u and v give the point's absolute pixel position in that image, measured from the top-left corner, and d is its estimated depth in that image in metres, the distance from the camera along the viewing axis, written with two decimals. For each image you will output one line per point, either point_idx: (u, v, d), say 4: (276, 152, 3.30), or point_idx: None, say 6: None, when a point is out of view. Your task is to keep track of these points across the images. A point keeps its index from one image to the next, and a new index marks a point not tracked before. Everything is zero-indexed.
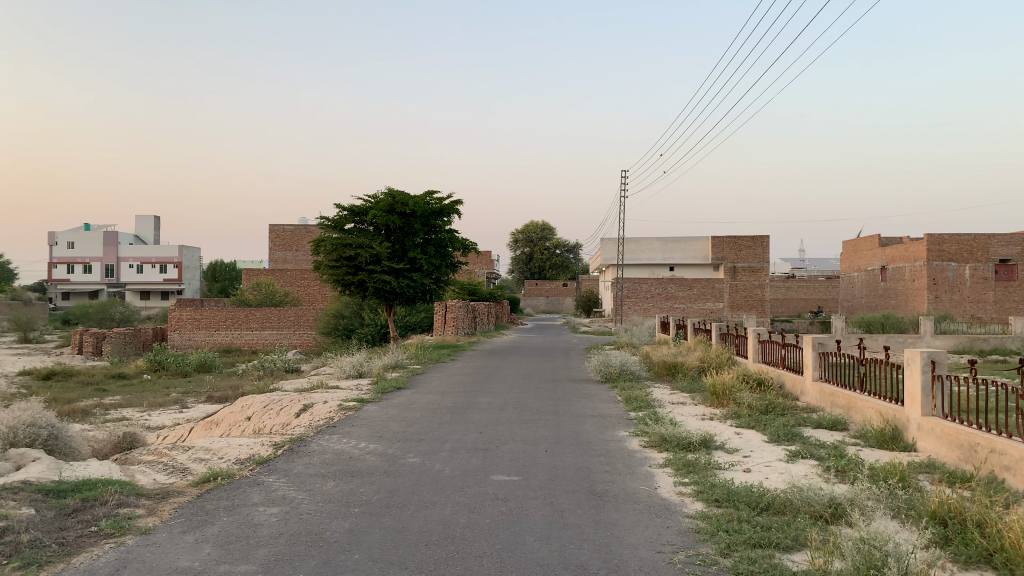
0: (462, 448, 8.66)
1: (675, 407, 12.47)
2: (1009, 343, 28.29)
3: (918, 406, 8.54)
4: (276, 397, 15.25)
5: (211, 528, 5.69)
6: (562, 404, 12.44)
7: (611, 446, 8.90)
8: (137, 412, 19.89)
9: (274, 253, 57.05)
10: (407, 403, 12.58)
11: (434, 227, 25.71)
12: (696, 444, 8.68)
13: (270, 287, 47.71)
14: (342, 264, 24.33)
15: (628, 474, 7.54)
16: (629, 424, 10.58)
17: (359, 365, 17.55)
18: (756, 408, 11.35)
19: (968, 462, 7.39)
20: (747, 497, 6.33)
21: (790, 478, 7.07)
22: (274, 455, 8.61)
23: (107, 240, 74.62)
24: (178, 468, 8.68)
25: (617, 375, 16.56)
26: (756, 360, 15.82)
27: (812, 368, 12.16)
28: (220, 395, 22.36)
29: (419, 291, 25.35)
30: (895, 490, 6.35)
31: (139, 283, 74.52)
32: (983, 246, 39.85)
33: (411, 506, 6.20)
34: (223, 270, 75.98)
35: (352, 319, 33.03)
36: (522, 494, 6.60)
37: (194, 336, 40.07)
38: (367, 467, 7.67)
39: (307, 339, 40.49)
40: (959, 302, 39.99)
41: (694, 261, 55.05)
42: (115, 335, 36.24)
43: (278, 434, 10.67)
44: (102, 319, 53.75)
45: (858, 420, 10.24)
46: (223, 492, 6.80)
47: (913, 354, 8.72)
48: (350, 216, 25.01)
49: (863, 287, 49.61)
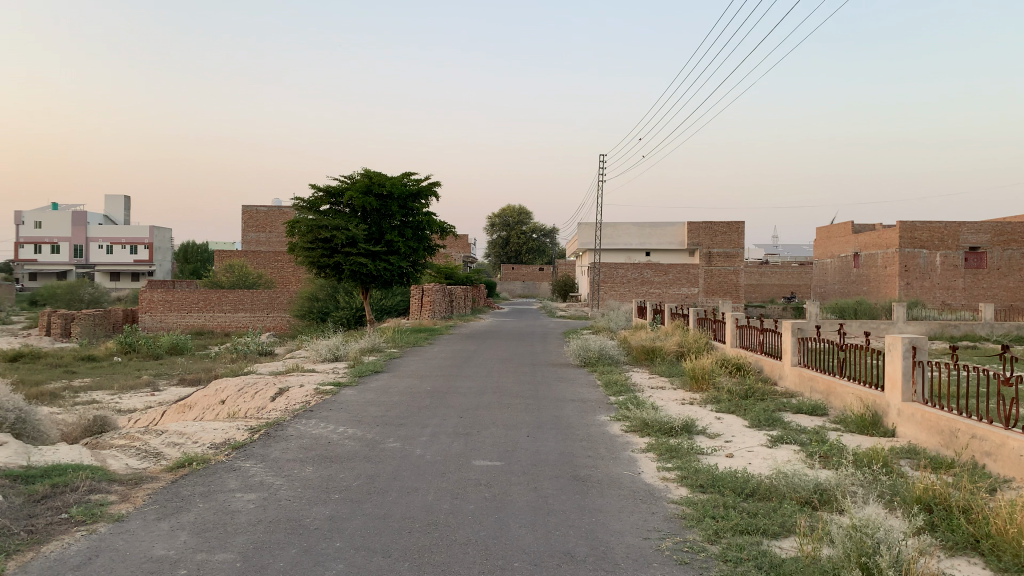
0: (442, 432, 8.55)
1: (654, 392, 12.43)
2: (979, 330, 28.69)
3: (899, 391, 8.56)
4: (251, 381, 15.02)
5: (186, 515, 5.53)
6: (541, 389, 12.37)
7: (592, 431, 8.82)
8: (108, 395, 19.56)
9: (248, 234, 56.34)
10: (385, 387, 12.42)
11: (412, 209, 25.46)
12: (678, 429, 8.64)
13: (243, 268, 47.15)
14: (318, 246, 24.00)
15: (611, 459, 7.47)
16: (609, 409, 10.53)
17: (335, 348, 17.37)
18: (736, 393, 11.35)
19: (949, 448, 7.41)
20: (732, 483, 6.29)
21: (773, 463, 7.04)
22: (251, 440, 8.44)
23: (76, 220, 73.32)
24: (151, 453, 8.48)
25: (596, 359, 16.53)
26: (734, 344, 15.84)
27: (791, 353, 12.19)
28: (193, 378, 22.05)
29: (395, 274, 25.15)
30: (878, 476, 6.34)
31: (109, 264, 73.39)
32: (954, 234, 40.36)
33: (393, 492, 6.08)
34: (195, 252, 75.00)
35: (327, 302, 32.67)
36: (505, 479, 6.50)
37: (165, 318, 39.50)
38: (347, 453, 7.52)
39: (281, 322, 40.12)
40: (929, 289, 40.50)
41: (670, 246, 55.28)
42: (84, 317, 35.61)
43: (254, 418, 10.48)
44: (71, 300, 52.87)
45: (837, 405, 10.27)
46: (198, 478, 6.62)
47: (893, 339, 8.72)
48: (326, 197, 24.67)
49: (835, 273, 50.11)
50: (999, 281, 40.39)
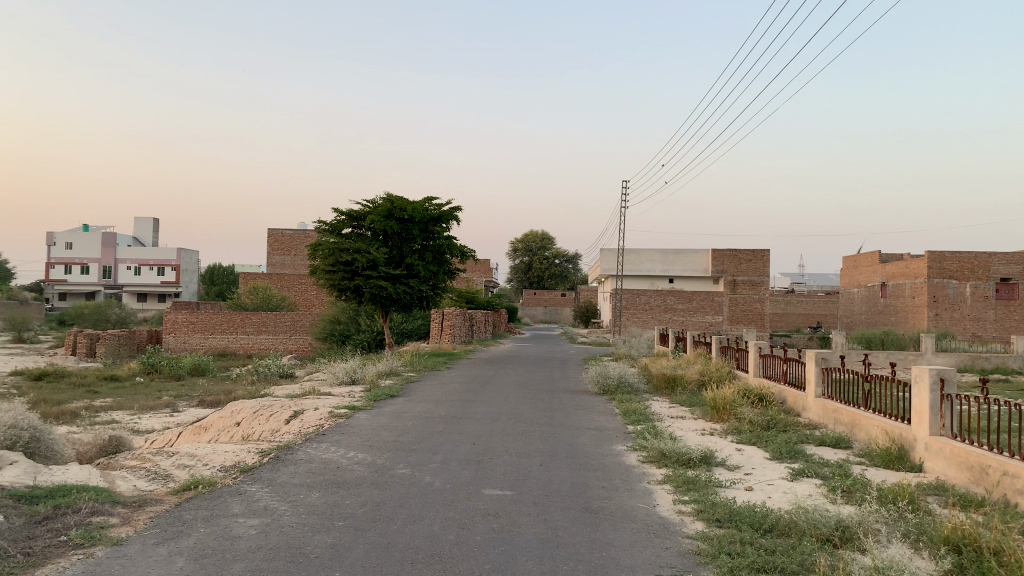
0: (453, 459, 8.39)
1: (673, 421, 12.19)
2: (1011, 363, 27.97)
3: (926, 425, 8.27)
4: (267, 403, 14.97)
5: (186, 540, 5.41)
6: (558, 416, 12.16)
7: (607, 461, 8.61)
8: (128, 415, 19.61)
9: (272, 257, 56.79)
10: (399, 412, 12.29)
11: (433, 233, 25.48)
12: (696, 460, 8.40)
13: (266, 291, 47.42)
14: (339, 269, 24.05)
15: (626, 490, 7.25)
16: (626, 438, 10.31)
17: (353, 371, 17.29)
18: (758, 424, 11.06)
19: (978, 485, 7.12)
20: (750, 518, 6.05)
21: (793, 498, 6.78)
22: (260, 463, 8.34)
23: (106, 242, 74.42)
24: (161, 475, 8.40)
25: (615, 387, 16.28)
26: (757, 374, 15.54)
27: (815, 384, 11.90)
28: (213, 399, 22.05)
29: (416, 298, 25.12)
30: (904, 514, 6.07)
31: (136, 285, 74.30)
32: (985, 264, 39.59)
33: (398, 520, 5.92)
34: (221, 274, 75.71)
35: (348, 325, 32.69)
36: (515, 509, 6.31)
37: (189, 339, 39.68)
38: (355, 478, 7.38)
39: (303, 344, 40.19)
40: (959, 320, 39.74)
41: (694, 274, 54.93)
42: (109, 337, 35.90)
43: (266, 441, 10.39)
44: (97, 321, 53.48)
45: (862, 438, 9.96)
46: (203, 501, 6.51)
47: (920, 370, 8.45)
48: (348, 221, 24.77)
49: (862, 302, 49.38)
50: None
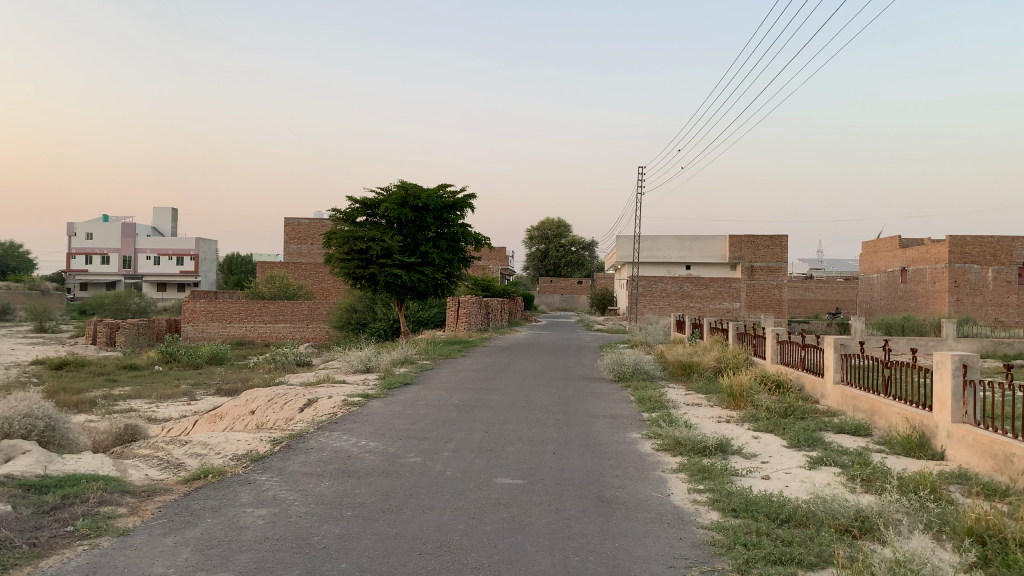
0: (466, 447, 8.31)
1: (689, 408, 12.04)
2: None
3: (948, 412, 8.08)
4: (281, 391, 14.97)
5: (193, 530, 5.36)
6: (573, 403, 12.05)
7: (621, 449, 8.50)
8: (146, 403, 19.72)
9: (289, 246, 56.96)
10: (412, 400, 12.22)
11: (447, 221, 25.37)
12: (712, 448, 8.25)
13: (284, 279, 47.60)
14: (353, 258, 24.02)
15: (639, 479, 7.13)
16: (641, 425, 10.18)
17: (367, 359, 17.26)
18: (776, 411, 10.89)
19: (1003, 473, 6.94)
20: (767, 507, 5.90)
21: (811, 487, 6.64)
22: (271, 452, 8.29)
23: (125, 232, 74.98)
24: (173, 463, 8.40)
25: (630, 374, 16.13)
26: (774, 360, 15.33)
27: (834, 370, 11.70)
28: (230, 388, 22.15)
29: (430, 285, 25.06)
30: (926, 504, 5.91)
31: (156, 275, 74.84)
32: (1007, 249, 38.91)
33: (408, 510, 5.83)
34: (239, 263, 76.19)
35: (364, 314, 32.74)
36: (526, 499, 6.21)
37: (207, 328, 39.93)
38: (365, 467, 7.31)
39: (320, 333, 40.34)
40: (980, 306, 39.18)
41: (711, 260, 54.59)
42: (128, 326, 36.15)
43: (279, 429, 10.37)
44: (117, 310, 53.96)
45: (882, 425, 9.78)
46: (212, 491, 6.46)
47: (943, 356, 8.26)
48: (362, 209, 24.71)
49: (882, 288, 48.78)
50: None
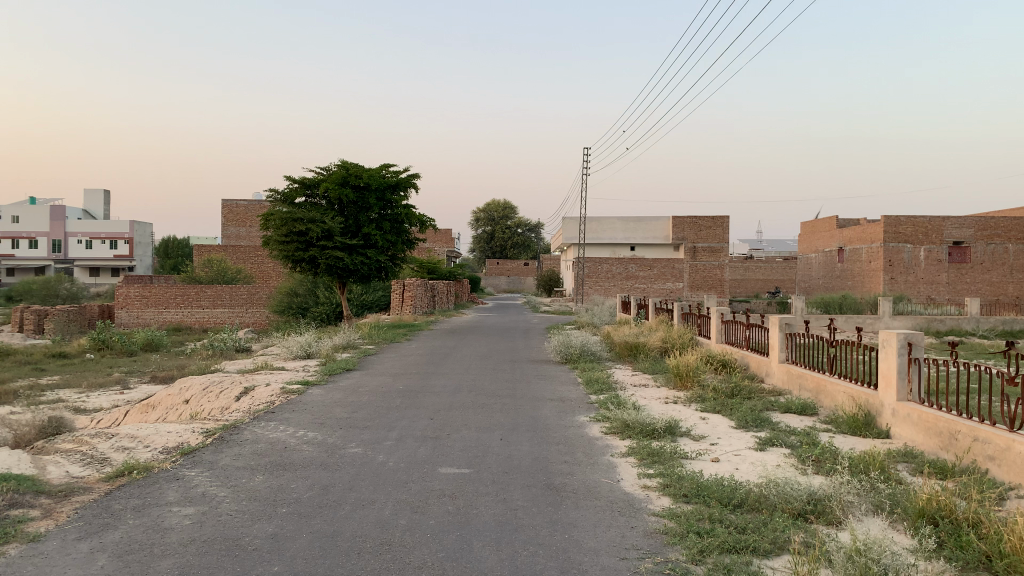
0: (409, 436, 7.99)
1: (636, 390, 11.92)
2: (965, 325, 28.35)
3: (894, 391, 8.08)
4: (217, 379, 14.42)
5: (112, 533, 4.95)
6: (519, 387, 11.84)
7: (569, 433, 8.31)
8: (75, 393, 18.83)
9: (228, 229, 55.43)
10: (354, 387, 11.84)
11: (390, 201, 24.85)
12: (660, 430, 8.11)
13: (222, 263, 46.31)
14: (293, 240, 23.30)
15: (589, 464, 6.93)
16: (589, 408, 10.03)
17: (307, 345, 16.73)
18: (722, 391, 10.84)
19: (948, 451, 6.94)
20: (719, 491, 5.76)
21: (762, 469, 6.54)
22: (204, 444, 7.88)
23: (54, 215, 71.96)
24: (97, 459, 7.91)
25: (577, 356, 16.00)
26: (718, 340, 15.36)
27: (778, 349, 11.71)
28: (165, 375, 21.34)
29: (373, 268, 24.55)
30: (877, 485, 5.85)
31: (88, 259, 72.20)
32: (938, 229, 40.25)
33: (346, 505, 5.52)
34: (176, 247, 73.98)
35: (306, 298, 31.96)
36: (473, 490, 5.95)
37: (142, 313, 38.58)
38: (303, 459, 6.95)
39: (260, 318, 39.40)
40: (913, 283, 40.36)
41: (655, 241, 55.02)
42: (58, 313, 34.69)
43: (213, 420, 9.91)
44: (46, 296, 51.88)
45: (828, 404, 9.80)
46: (135, 489, 6.03)
47: (888, 335, 8.26)
48: (301, 189, 24.01)
49: (820, 267, 49.89)
50: (983, 276, 40.32)
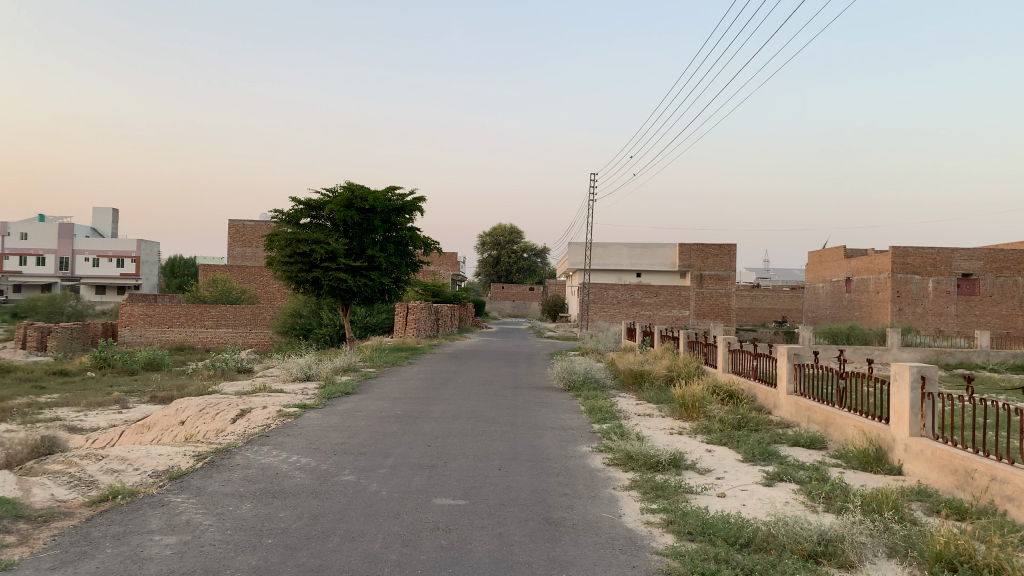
0: (405, 464, 7.76)
1: (641, 419, 11.66)
2: (975, 358, 27.96)
3: (906, 426, 7.82)
4: (214, 400, 14.18)
5: (87, 563, 4.72)
6: (521, 414, 11.59)
7: (571, 464, 8.07)
8: (73, 412, 18.63)
9: (234, 248, 55.46)
10: (352, 411, 11.60)
11: (395, 224, 24.74)
12: (665, 463, 7.86)
13: (227, 283, 46.26)
14: (296, 261, 23.18)
15: (590, 498, 6.68)
16: (591, 438, 9.77)
17: (308, 367, 16.52)
18: (729, 423, 10.57)
19: (964, 490, 6.68)
20: (725, 530, 5.52)
21: (770, 506, 6.28)
22: (193, 469, 7.65)
23: (63, 232, 72.18)
24: (84, 481, 7.70)
25: (581, 382, 15.75)
26: (725, 370, 15.09)
27: (787, 380, 11.45)
28: (165, 395, 21.12)
29: (377, 290, 24.42)
30: (890, 525, 5.61)
31: (95, 277, 72.31)
32: (947, 260, 39.98)
33: (335, 537, 5.28)
34: (182, 266, 74.07)
35: (310, 319, 31.80)
36: (467, 523, 5.71)
37: (146, 332, 38.51)
38: (294, 487, 6.71)
39: (263, 339, 39.23)
40: (922, 315, 39.99)
41: (661, 268, 54.76)
42: (61, 330, 34.60)
43: (207, 442, 9.70)
44: (51, 313, 51.88)
45: (837, 438, 9.53)
46: (118, 515, 5.81)
47: (900, 367, 8.00)
48: (306, 210, 23.94)
49: (827, 297, 49.53)
50: (992, 308, 39.95)
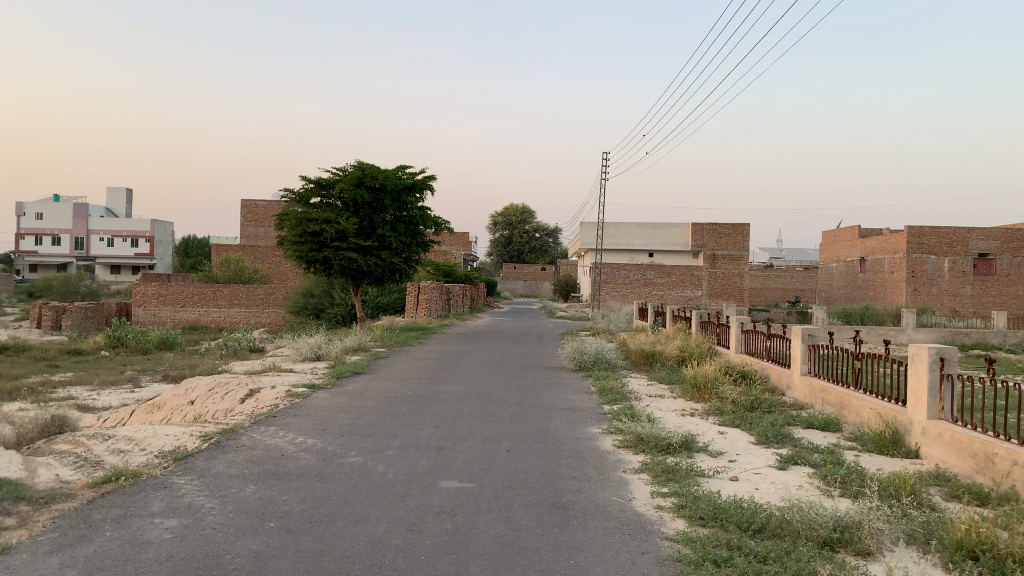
0: (412, 445, 7.66)
1: (652, 400, 11.51)
2: (991, 338, 27.61)
3: (924, 408, 7.64)
4: (224, 380, 14.15)
5: (85, 548, 4.63)
6: (531, 395, 11.47)
7: (580, 446, 7.95)
8: (86, 390, 18.70)
9: (246, 229, 55.53)
10: (361, 391, 11.52)
11: (406, 203, 24.60)
12: (677, 445, 7.70)
13: (239, 263, 46.31)
14: (306, 240, 23.06)
15: (599, 481, 6.55)
16: (602, 420, 9.61)
17: (317, 347, 16.47)
18: (742, 404, 10.39)
19: (984, 475, 6.51)
20: (738, 515, 5.36)
21: (784, 492, 6.12)
22: (198, 450, 7.58)
23: (77, 212, 72.41)
24: (90, 461, 7.65)
25: (591, 363, 15.61)
26: (738, 350, 14.91)
27: (801, 361, 11.26)
28: (177, 374, 21.17)
29: (387, 270, 24.34)
30: (908, 511, 5.45)
31: (109, 257, 72.66)
32: (963, 240, 39.42)
33: (338, 521, 5.18)
34: (196, 246, 74.34)
35: (321, 299, 31.75)
36: (473, 507, 5.59)
37: (159, 311, 38.68)
38: (299, 469, 6.62)
39: (275, 318, 39.29)
40: (937, 295, 39.56)
41: (674, 248, 54.39)
42: (75, 309, 34.76)
43: (214, 422, 9.63)
44: (66, 293, 52.21)
45: (853, 420, 9.35)
46: (119, 498, 5.73)
47: (919, 349, 7.80)
48: (316, 189, 23.79)
49: (841, 277, 49.05)
50: (1009, 288, 39.43)
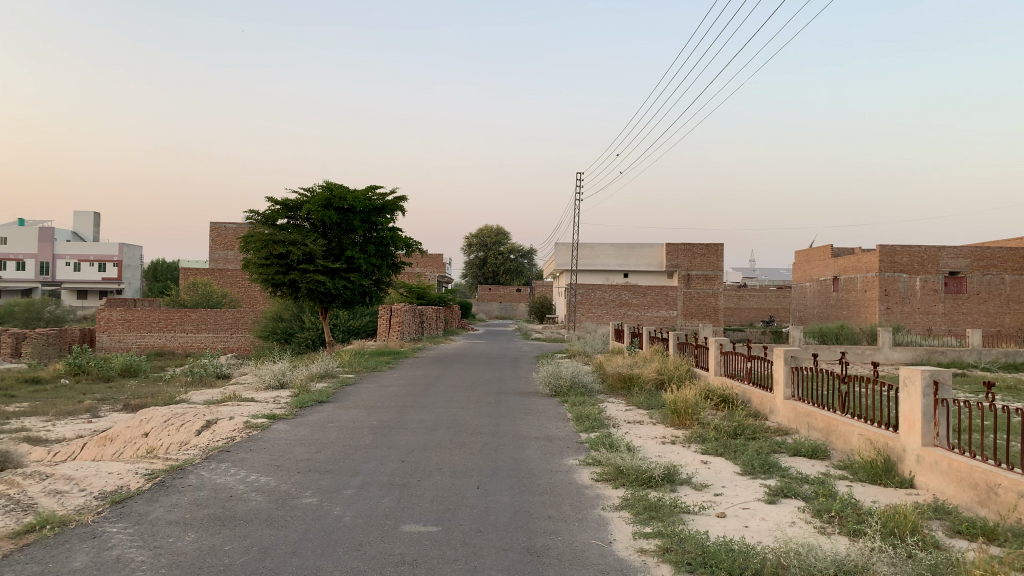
0: (374, 483, 7.08)
1: (630, 428, 10.97)
2: (966, 357, 27.50)
3: (917, 434, 7.21)
4: (181, 410, 13.40)
5: None
6: (503, 423, 10.92)
7: (554, 481, 7.42)
8: (41, 421, 17.77)
9: (215, 252, 54.52)
10: (324, 422, 10.88)
11: (376, 224, 24.06)
12: (659, 478, 7.19)
13: (207, 287, 45.39)
14: (273, 263, 22.40)
15: (576, 521, 6.02)
16: (579, 450, 9.08)
17: (282, 374, 15.78)
18: (725, 431, 9.92)
19: (985, 506, 6.10)
20: (730, 559, 4.86)
21: (777, 531, 5.63)
22: (139, 491, 6.93)
23: (43, 236, 70.72)
24: (21, 505, 6.94)
25: (567, 388, 15.09)
26: (716, 373, 14.49)
27: (784, 385, 10.84)
28: (138, 403, 20.28)
29: (357, 292, 23.75)
30: (913, 552, 4.98)
31: (76, 282, 71.00)
32: (934, 258, 39.65)
33: None
34: (165, 269, 73.06)
35: (291, 323, 31.01)
36: (437, 555, 5.05)
37: (124, 337, 37.48)
38: (247, 512, 6.02)
39: (244, 343, 38.41)
40: (909, 314, 39.66)
41: (648, 268, 54.28)
42: (36, 336, 33.42)
43: (164, 458, 8.96)
44: (28, 319, 50.70)
45: (840, 446, 8.93)
46: (39, 552, 5.10)
47: (910, 372, 7.39)
48: (282, 211, 23.13)
49: (815, 297, 49.12)
50: (979, 306, 39.59)
